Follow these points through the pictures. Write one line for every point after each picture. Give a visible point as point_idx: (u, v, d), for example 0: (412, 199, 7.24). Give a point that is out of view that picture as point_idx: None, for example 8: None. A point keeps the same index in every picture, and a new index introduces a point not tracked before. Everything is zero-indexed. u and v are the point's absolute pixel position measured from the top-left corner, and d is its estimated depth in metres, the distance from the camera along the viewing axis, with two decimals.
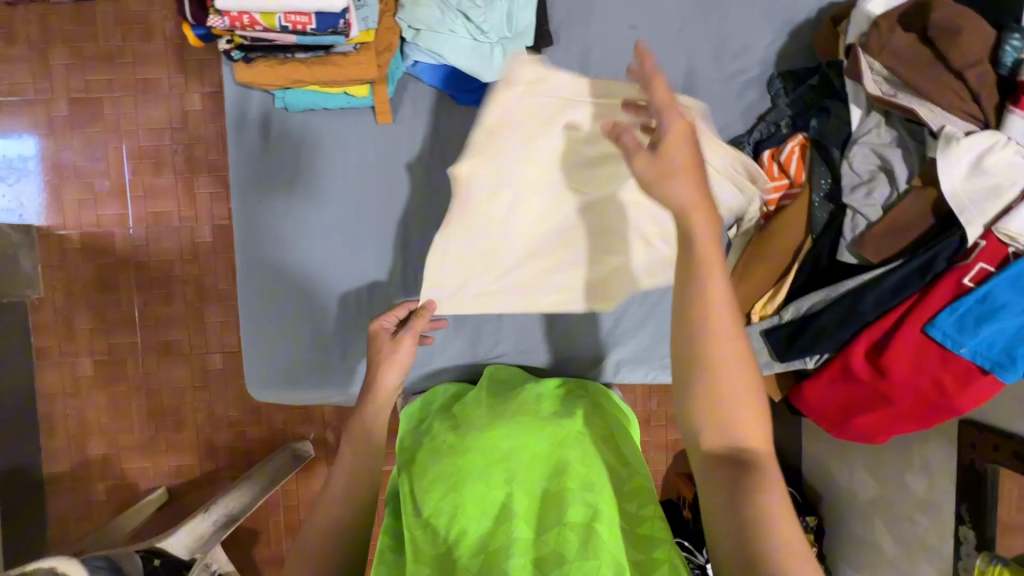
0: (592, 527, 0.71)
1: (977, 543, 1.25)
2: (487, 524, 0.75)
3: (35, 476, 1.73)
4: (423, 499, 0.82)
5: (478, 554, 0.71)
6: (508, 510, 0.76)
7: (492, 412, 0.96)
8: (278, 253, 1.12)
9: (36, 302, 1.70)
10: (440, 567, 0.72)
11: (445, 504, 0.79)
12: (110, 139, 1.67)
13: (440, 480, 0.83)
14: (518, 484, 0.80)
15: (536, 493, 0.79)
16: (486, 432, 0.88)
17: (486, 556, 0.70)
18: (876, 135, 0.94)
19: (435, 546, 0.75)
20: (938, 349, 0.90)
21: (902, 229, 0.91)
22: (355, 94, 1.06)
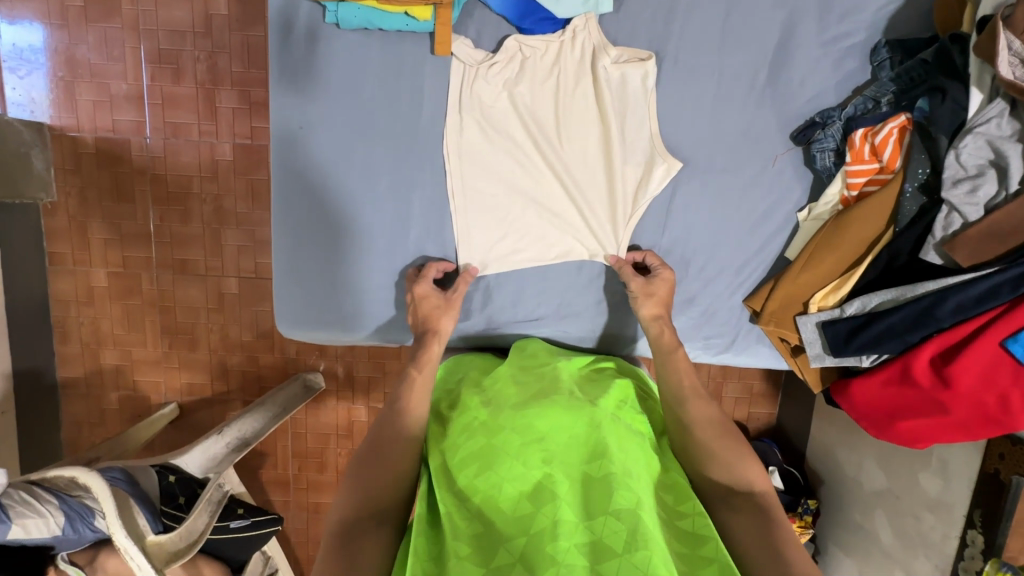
0: (638, 514, 0.68)
1: (984, 548, 1.26)
2: (528, 504, 0.71)
3: (49, 379, 1.73)
4: (461, 472, 0.79)
5: (518, 534, 0.69)
6: (551, 490, 0.72)
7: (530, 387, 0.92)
8: (319, 187, 1.05)
9: (50, 207, 1.63)
10: (480, 542, 0.69)
11: (482, 479, 0.76)
12: (128, 37, 1.54)
13: (474, 455, 0.80)
14: (559, 466, 0.76)
15: (576, 475, 0.75)
16: (522, 410, 0.85)
17: (531, 536, 0.67)
18: (996, 125, 0.84)
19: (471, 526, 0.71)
20: (1013, 365, 0.85)
21: (1005, 234, 0.82)
22: (417, 17, 0.95)
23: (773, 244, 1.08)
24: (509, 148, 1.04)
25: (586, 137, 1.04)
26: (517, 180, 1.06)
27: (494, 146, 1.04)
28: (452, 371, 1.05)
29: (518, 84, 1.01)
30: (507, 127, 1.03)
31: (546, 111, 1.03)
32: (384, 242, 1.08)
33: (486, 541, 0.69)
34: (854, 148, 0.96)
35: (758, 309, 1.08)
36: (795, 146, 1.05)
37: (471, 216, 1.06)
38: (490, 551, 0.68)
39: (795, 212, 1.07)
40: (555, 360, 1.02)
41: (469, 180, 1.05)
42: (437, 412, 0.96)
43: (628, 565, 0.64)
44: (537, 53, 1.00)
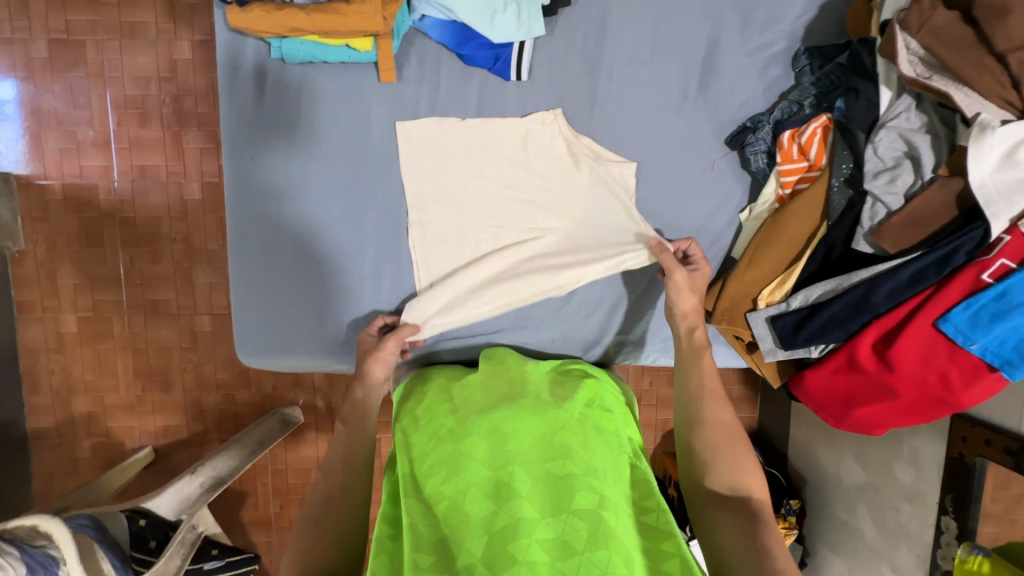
0: (600, 515, 0.69)
1: (959, 533, 1.26)
2: (490, 505, 0.71)
3: (19, 431, 1.69)
4: (422, 482, 0.78)
5: (480, 532, 0.69)
6: (510, 488, 0.72)
7: (495, 394, 0.91)
8: (274, 216, 1.07)
9: (18, 255, 1.63)
10: (438, 550, 0.68)
11: (447, 484, 0.75)
12: (94, 85, 1.58)
13: (441, 461, 0.79)
14: (523, 466, 0.76)
15: (540, 472, 0.75)
16: (486, 415, 0.85)
17: (492, 537, 0.67)
18: (905, 119, 0.89)
19: (433, 531, 0.71)
20: (948, 344, 0.88)
21: (924, 220, 0.87)
22: (358, 48, 0.99)
23: (720, 244, 1.12)
24: (460, 213, 1.09)
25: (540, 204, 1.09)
26: (465, 239, 1.09)
27: (449, 216, 1.08)
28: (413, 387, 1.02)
29: (466, 155, 1.07)
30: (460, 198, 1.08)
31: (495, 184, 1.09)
32: (347, 272, 1.10)
33: (443, 546, 0.69)
34: (784, 149, 1.01)
35: (710, 309, 1.11)
36: (731, 150, 1.10)
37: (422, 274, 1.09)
38: (451, 560, 0.67)
39: (737, 212, 1.12)
40: (520, 363, 1.02)
41: (421, 245, 1.08)
42: (414, 414, 0.93)
43: (588, 566, 0.64)
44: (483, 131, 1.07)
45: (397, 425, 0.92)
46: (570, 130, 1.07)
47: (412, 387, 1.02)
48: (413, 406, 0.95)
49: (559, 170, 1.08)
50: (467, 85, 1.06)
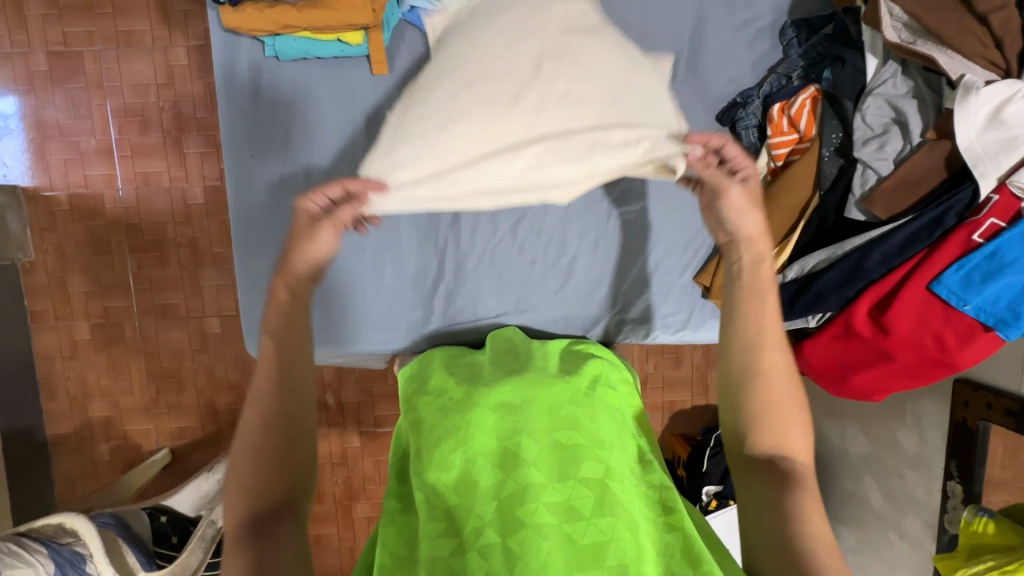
0: (605, 484, 0.71)
1: (964, 497, 1.27)
2: (499, 473, 0.73)
3: (39, 437, 1.73)
4: (428, 456, 0.78)
5: (488, 502, 0.70)
6: (519, 457, 0.74)
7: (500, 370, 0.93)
8: (276, 206, 1.09)
9: (28, 265, 1.67)
10: (448, 517, 0.70)
11: (456, 453, 0.76)
12: (94, 95, 1.60)
13: (448, 432, 0.80)
14: (530, 434, 0.77)
15: (549, 443, 0.76)
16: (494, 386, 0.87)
17: (499, 506, 0.69)
18: (892, 85, 0.90)
19: (443, 497, 0.72)
20: (942, 306, 0.89)
21: (913, 184, 0.88)
22: (350, 42, 1.01)
23: None
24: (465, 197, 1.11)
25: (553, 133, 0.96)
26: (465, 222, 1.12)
27: None
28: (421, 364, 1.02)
29: None
30: (489, 134, 0.96)
31: (519, 84, 0.96)
32: (346, 265, 1.11)
33: (450, 515, 0.70)
34: (773, 122, 1.02)
35: (707, 285, 1.11)
36: (721, 127, 1.10)
37: (429, 261, 1.12)
38: (461, 524, 0.68)
39: None
40: (526, 344, 1.04)
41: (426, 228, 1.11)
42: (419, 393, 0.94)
43: (592, 530, 0.67)
44: (504, 28, 0.97)
45: (403, 398, 0.95)
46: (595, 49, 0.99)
47: (414, 368, 1.01)
48: (422, 381, 0.96)
49: None
50: None
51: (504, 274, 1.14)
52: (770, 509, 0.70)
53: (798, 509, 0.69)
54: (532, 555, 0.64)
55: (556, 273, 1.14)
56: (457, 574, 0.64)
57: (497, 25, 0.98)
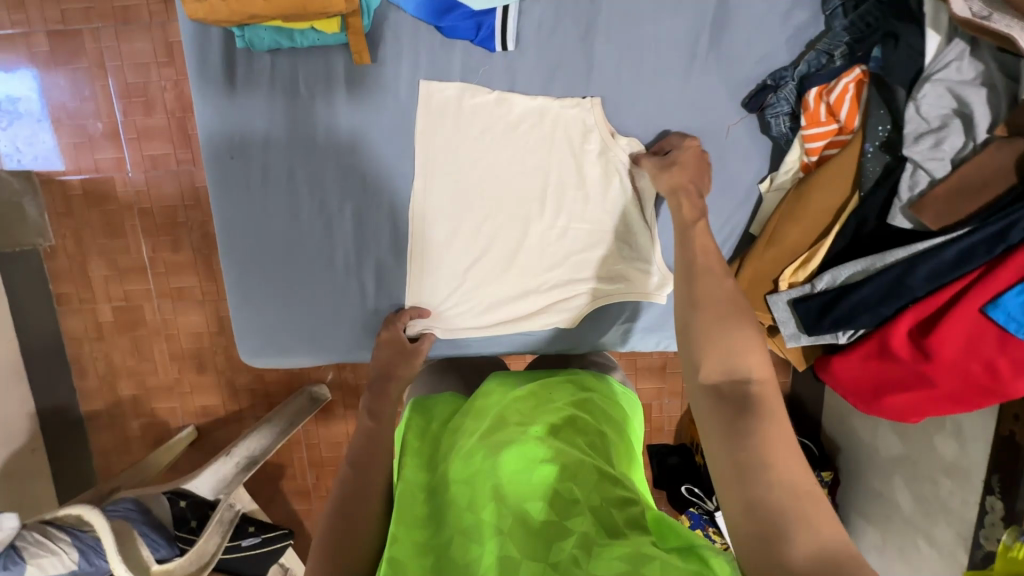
0: (572, 564, 0.57)
1: (1003, 515, 1.15)
2: (478, 554, 0.60)
3: (74, 414, 1.77)
4: (418, 525, 0.67)
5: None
6: (495, 533, 0.61)
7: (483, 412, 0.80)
8: (257, 213, 1.02)
9: (49, 250, 1.67)
10: None
11: (443, 528, 0.65)
12: (96, 75, 1.55)
13: (435, 494, 0.70)
14: (507, 504, 0.63)
15: (520, 510, 0.62)
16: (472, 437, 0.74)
17: None
18: (956, 69, 0.76)
19: (425, 575, 0.61)
20: (996, 330, 0.77)
21: (972, 190, 0.75)
22: (324, 30, 0.91)
23: (735, 220, 1.02)
24: (460, 200, 1.02)
25: (561, 232, 1.03)
26: (460, 226, 1.03)
27: (450, 206, 1.02)
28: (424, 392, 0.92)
29: (470, 146, 1.00)
30: (504, 256, 1.05)
31: (519, 198, 1.02)
32: (338, 273, 1.05)
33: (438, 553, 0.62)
34: (809, 110, 0.89)
35: None
36: (749, 113, 0.97)
37: (422, 269, 1.05)
38: None
39: (756, 183, 1.00)
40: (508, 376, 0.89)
41: (418, 234, 1.03)
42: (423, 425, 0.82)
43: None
44: (486, 130, 0.99)
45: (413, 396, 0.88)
46: (606, 123, 0.98)
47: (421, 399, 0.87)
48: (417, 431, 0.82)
49: (558, 152, 1.00)
50: (448, 60, 0.97)
51: (502, 282, 1.06)
52: (721, 429, 0.60)
53: (765, 453, 0.57)
54: None
55: (560, 282, 1.06)
56: None
57: (478, 126, 0.99)
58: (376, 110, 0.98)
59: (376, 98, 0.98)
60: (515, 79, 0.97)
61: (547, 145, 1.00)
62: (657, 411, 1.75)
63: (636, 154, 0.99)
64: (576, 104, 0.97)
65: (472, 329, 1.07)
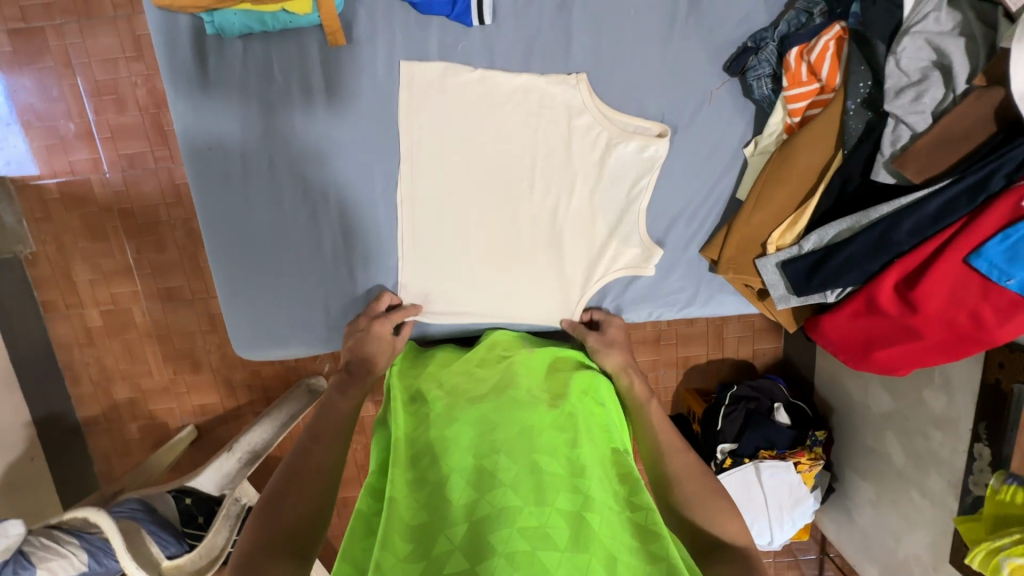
0: (582, 516, 0.65)
1: (992, 460, 1.18)
2: (468, 493, 0.67)
3: (70, 422, 1.75)
4: (413, 468, 0.76)
5: (458, 517, 0.65)
6: (492, 476, 0.68)
7: (489, 379, 0.90)
8: (241, 202, 1.01)
9: (31, 257, 1.63)
10: (420, 537, 0.65)
11: (430, 469, 0.74)
12: (63, 74, 1.51)
13: (429, 445, 0.77)
14: (511, 456, 0.71)
15: (524, 460, 0.71)
16: (475, 405, 0.82)
17: (468, 525, 0.63)
18: (934, 21, 0.75)
19: (414, 510, 0.69)
20: (981, 280, 0.78)
21: (954, 141, 0.76)
22: (296, 11, 0.88)
23: (722, 185, 1.03)
24: (445, 180, 1.01)
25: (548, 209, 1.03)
26: (447, 207, 1.02)
27: (436, 186, 1.02)
28: (416, 356, 1.04)
29: (453, 123, 0.99)
30: (494, 234, 1.04)
31: (507, 176, 1.01)
32: (326, 261, 1.05)
33: (430, 502, 0.69)
34: (791, 70, 0.89)
35: (715, 258, 1.03)
36: (731, 77, 0.98)
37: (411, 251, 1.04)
38: (429, 541, 0.64)
39: (741, 147, 1.01)
40: (516, 351, 0.98)
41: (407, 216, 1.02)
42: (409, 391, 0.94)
43: (568, 564, 0.59)
44: (469, 109, 0.98)
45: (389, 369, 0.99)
46: (595, 99, 0.97)
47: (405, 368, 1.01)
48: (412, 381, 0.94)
49: (545, 127, 0.99)
50: (425, 38, 0.95)
51: (492, 262, 1.05)
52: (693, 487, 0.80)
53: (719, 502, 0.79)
54: None
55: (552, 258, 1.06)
56: None
57: (461, 105, 0.98)
58: (353, 95, 0.97)
59: (352, 79, 0.96)
60: (494, 53, 0.96)
61: (530, 119, 0.99)
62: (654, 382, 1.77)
63: (628, 127, 0.99)
64: (560, 78, 0.96)
65: (463, 311, 1.07)
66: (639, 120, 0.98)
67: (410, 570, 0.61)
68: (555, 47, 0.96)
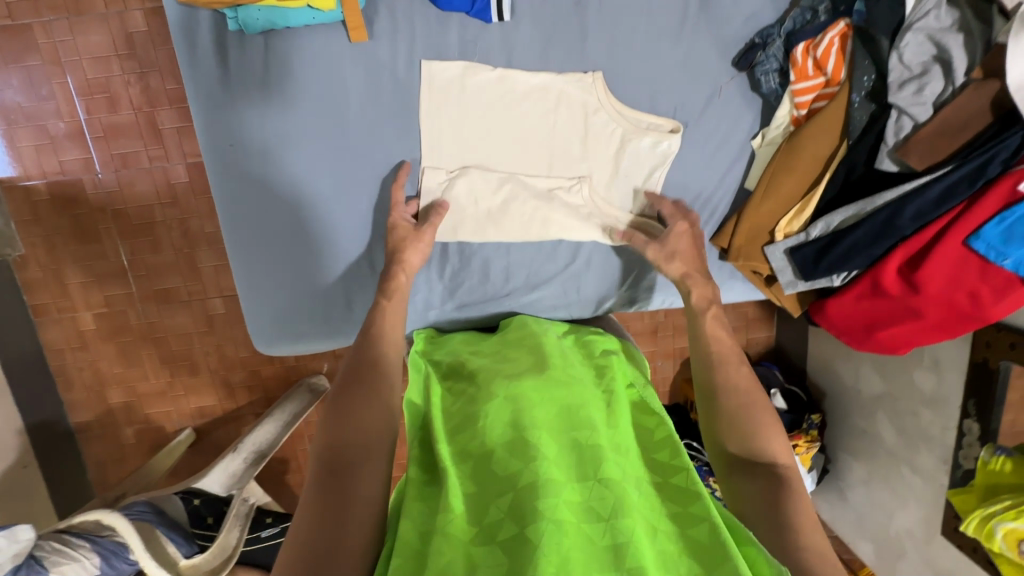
0: (622, 483, 0.69)
1: (980, 435, 1.25)
2: (513, 466, 0.71)
3: (63, 428, 1.71)
4: (453, 441, 0.79)
5: (506, 489, 0.69)
6: (535, 450, 0.72)
7: (519, 356, 0.94)
8: (263, 199, 1.02)
9: (19, 260, 1.60)
10: (472, 505, 0.69)
11: (470, 442, 0.77)
12: (53, 73, 1.48)
13: (468, 421, 0.80)
14: (551, 437, 0.75)
15: (565, 440, 0.76)
16: (513, 382, 0.85)
17: (516, 495, 0.67)
18: (934, 18, 0.81)
19: (465, 478, 0.73)
20: (979, 261, 0.84)
21: (953, 131, 0.81)
22: (321, 8, 0.91)
23: (731, 177, 1.07)
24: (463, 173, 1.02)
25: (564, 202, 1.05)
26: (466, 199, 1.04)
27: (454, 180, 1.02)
28: (435, 339, 1.07)
29: (472, 117, 1.00)
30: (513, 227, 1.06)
31: (526, 169, 1.04)
32: (347, 256, 1.06)
33: (479, 471, 0.73)
34: (798, 65, 0.93)
35: (725, 246, 1.07)
36: (739, 72, 1.02)
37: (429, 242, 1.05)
38: (480, 510, 0.68)
39: (748, 140, 1.05)
40: (544, 333, 1.01)
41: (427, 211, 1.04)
42: (444, 366, 0.97)
43: (610, 531, 0.64)
44: (489, 105, 1.00)
45: (413, 350, 1.01)
46: (610, 97, 1.00)
47: (432, 349, 1.03)
48: (452, 358, 0.99)
49: (563, 121, 1.02)
50: (444, 35, 0.97)
51: (512, 253, 1.08)
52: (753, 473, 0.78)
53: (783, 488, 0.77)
54: (553, 549, 0.60)
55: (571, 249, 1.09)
56: (474, 562, 0.62)
57: (481, 102, 1.00)
58: (374, 92, 0.98)
59: (372, 76, 0.97)
60: (511, 48, 0.98)
61: (548, 114, 1.01)
62: (652, 373, 1.81)
63: (644, 123, 1.02)
64: (577, 76, 0.99)
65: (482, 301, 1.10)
66: (651, 117, 1.02)
67: (467, 535, 0.65)
68: (570, 46, 0.99)
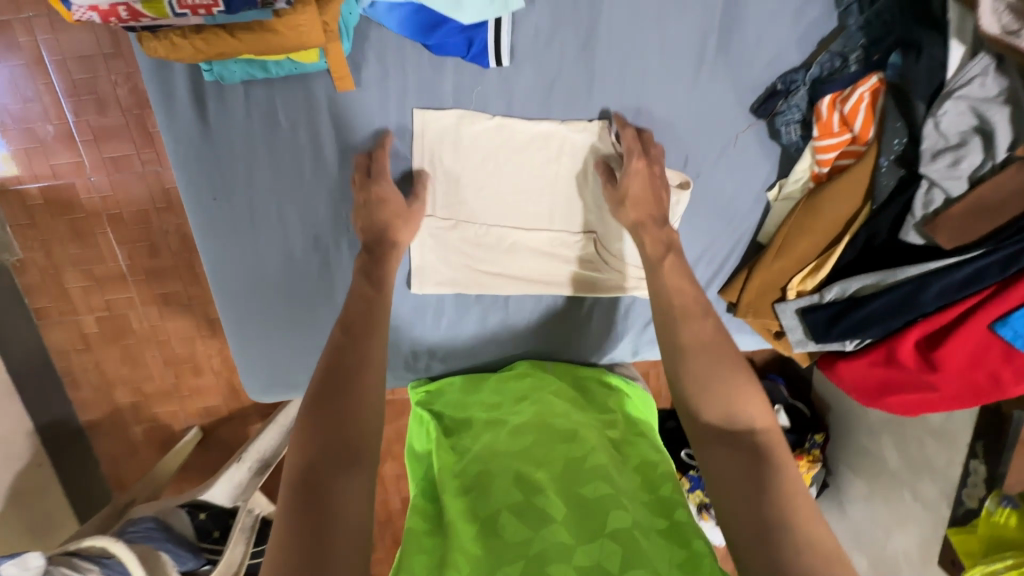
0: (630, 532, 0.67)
1: (987, 477, 1.20)
2: (524, 531, 0.68)
3: (74, 424, 1.60)
4: (457, 495, 0.77)
5: (516, 554, 0.66)
6: (544, 515, 0.70)
7: (519, 408, 0.93)
8: (251, 253, 0.97)
9: (18, 265, 1.44)
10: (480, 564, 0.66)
11: (474, 500, 0.76)
12: (37, 74, 1.28)
13: (473, 477, 0.80)
14: (556, 493, 0.74)
15: (570, 494, 0.74)
16: (517, 440, 0.84)
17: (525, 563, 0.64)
18: (979, 86, 0.72)
19: (474, 538, 0.69)
20: (1003, 346, 0.77)
21: (989, 210, 0.73)
22: (303, 60, 0.82)
23: (744, 229, 1.01)
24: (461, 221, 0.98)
25: (565, 255, 1.01)
26: (465, 249, 0.99)
27: (453, 228, 0.98)
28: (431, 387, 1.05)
29: (470, 164, 0.94)
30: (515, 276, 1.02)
31: (528, 219, 0.99)
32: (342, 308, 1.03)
33: (486, 528, 0.70)
34: (823, 120, 0.86)
35: (734, 301, 1.03)
36: (757, 119, 0.94)
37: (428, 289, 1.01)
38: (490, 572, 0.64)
39: (764, 191, 0.99)
40: (545, 379, 1.00)
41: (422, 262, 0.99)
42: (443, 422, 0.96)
43: None
44: (490, 153, 0.94)
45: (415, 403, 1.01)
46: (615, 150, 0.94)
47: (435, 397, 1.02)
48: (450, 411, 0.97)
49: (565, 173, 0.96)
50: (439, 80, 0.89)
51: (513, 301, 1.05)
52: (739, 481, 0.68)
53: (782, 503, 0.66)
54: None
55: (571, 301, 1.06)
56: None
57: (479, 151, 0.93)
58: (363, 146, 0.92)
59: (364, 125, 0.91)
60: (512, 93, 0.91)
61: (550, 164, 0.95)
62: None
63: None
64: (582, 126, 0.92)
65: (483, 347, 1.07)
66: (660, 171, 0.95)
67: None
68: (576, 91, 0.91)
